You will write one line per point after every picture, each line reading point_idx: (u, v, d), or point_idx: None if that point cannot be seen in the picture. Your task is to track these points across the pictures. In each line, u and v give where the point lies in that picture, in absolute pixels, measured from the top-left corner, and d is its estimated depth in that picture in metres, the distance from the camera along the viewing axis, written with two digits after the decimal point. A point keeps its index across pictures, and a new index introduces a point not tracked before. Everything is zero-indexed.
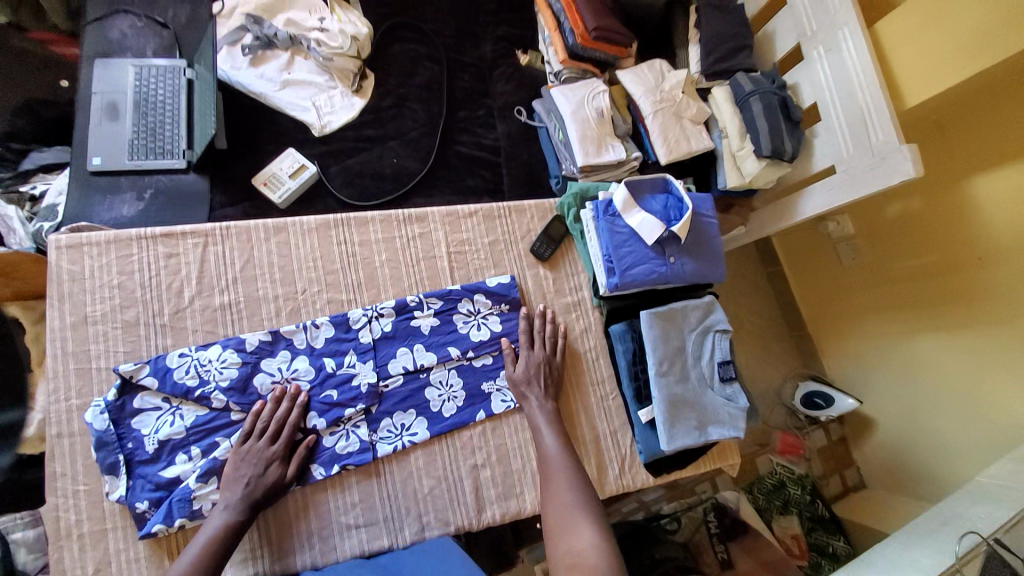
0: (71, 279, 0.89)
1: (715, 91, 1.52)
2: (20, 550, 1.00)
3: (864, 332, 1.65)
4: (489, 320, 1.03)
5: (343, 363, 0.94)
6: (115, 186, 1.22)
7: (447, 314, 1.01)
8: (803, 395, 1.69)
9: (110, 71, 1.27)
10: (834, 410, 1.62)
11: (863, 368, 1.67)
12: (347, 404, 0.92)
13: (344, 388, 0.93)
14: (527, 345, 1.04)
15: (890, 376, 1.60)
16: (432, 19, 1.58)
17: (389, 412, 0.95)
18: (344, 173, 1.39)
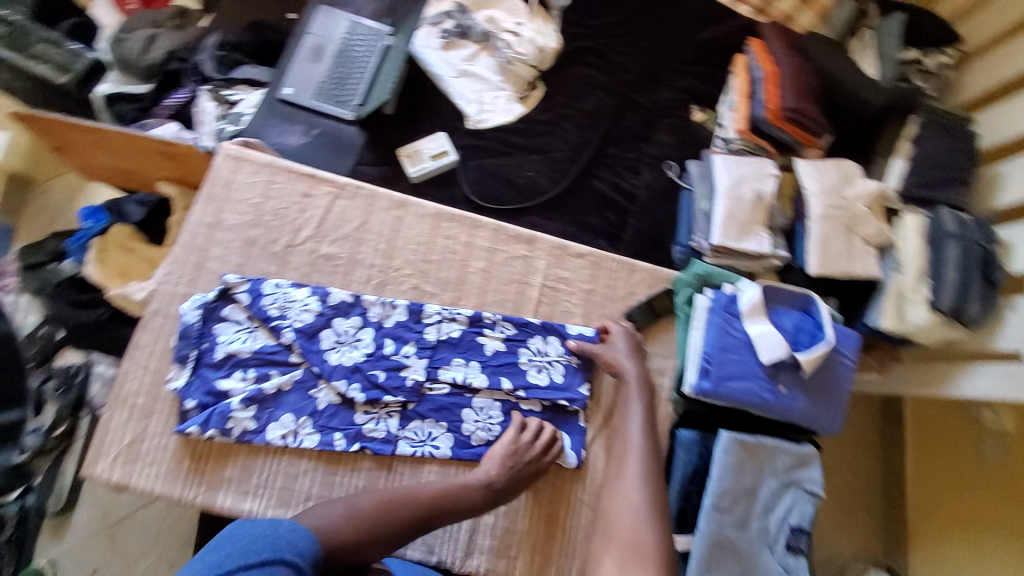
0: (223, 185, 0.99)
1: (905, 218, 1.32)
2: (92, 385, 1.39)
3: (981, 553, 1.30)
4: (554, 367, 0.96)
5: (401, 350, 0.94)
6: (293, 117, 1.38)
7: (515, 344, 0.97)
8: None
9: (329, 20, 1.46)
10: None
11: None
12: (387, 390, 0.92)
13: (392, 374, 0.92)
14: (582, 408, 0.96)
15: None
16: (623, 52, 1.55)
17: (422, 415, 0.93)
18: (479, 171, 1.41)
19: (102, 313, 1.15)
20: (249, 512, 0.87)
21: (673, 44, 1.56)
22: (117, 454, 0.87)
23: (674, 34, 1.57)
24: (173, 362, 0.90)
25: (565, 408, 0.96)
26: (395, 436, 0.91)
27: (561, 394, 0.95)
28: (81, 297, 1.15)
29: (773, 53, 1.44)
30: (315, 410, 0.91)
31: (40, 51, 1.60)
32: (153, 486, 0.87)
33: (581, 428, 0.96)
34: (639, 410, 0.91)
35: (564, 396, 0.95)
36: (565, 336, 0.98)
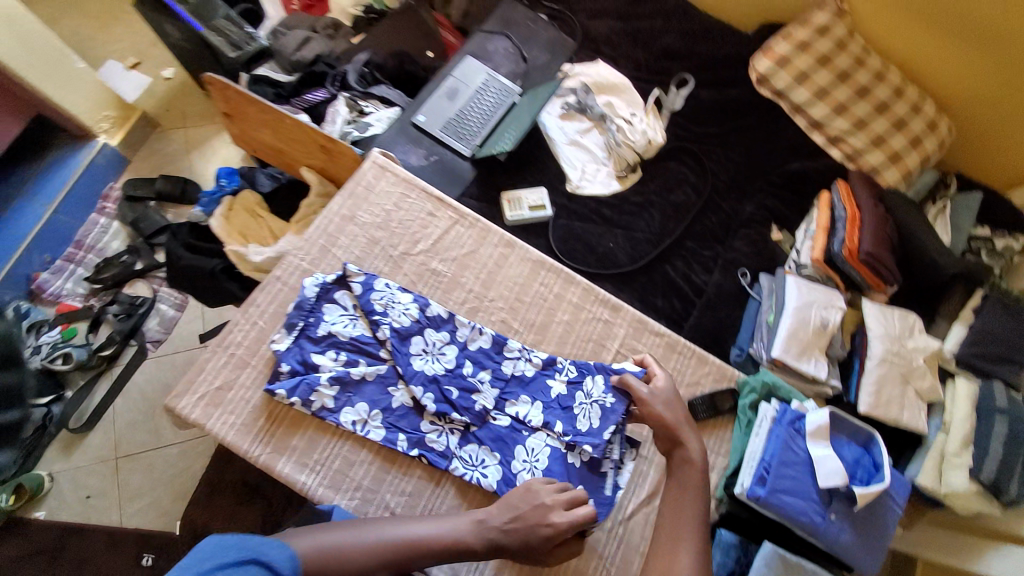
0: (364, 186, 1.11)
1: (959, 382, 1.35)
2: (154, 320, 1.85)
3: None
4: (591, 407, 0.98)
5: (477, 375, 1.00)
6: (418, 140, 1.55)
7: (574, 387, 1.00)
8: None
9: (470, 69, 1.66)
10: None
11: None
12: (456, 408, 0.97)
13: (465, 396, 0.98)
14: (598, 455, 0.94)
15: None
16: (717, 159, 1.66)
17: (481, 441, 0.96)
18: (566, 230, 1.50)
19: (215, 266, 1.19)
20: (302, 486, 0.91)
21: (766, 163, 1.66)
22: (204, 394, 0.93)
23: (768, 154, 1.67)
24: (282, 325, 0.98)
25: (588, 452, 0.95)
26: (452, 451, 0.95)
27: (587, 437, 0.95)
28: (197, 246, 1.24)
29: (858, 197, 1.52)
30: (386, 406, 0.96)
31: (221, 24, 1.80)
32: (226, 432, 0.92)
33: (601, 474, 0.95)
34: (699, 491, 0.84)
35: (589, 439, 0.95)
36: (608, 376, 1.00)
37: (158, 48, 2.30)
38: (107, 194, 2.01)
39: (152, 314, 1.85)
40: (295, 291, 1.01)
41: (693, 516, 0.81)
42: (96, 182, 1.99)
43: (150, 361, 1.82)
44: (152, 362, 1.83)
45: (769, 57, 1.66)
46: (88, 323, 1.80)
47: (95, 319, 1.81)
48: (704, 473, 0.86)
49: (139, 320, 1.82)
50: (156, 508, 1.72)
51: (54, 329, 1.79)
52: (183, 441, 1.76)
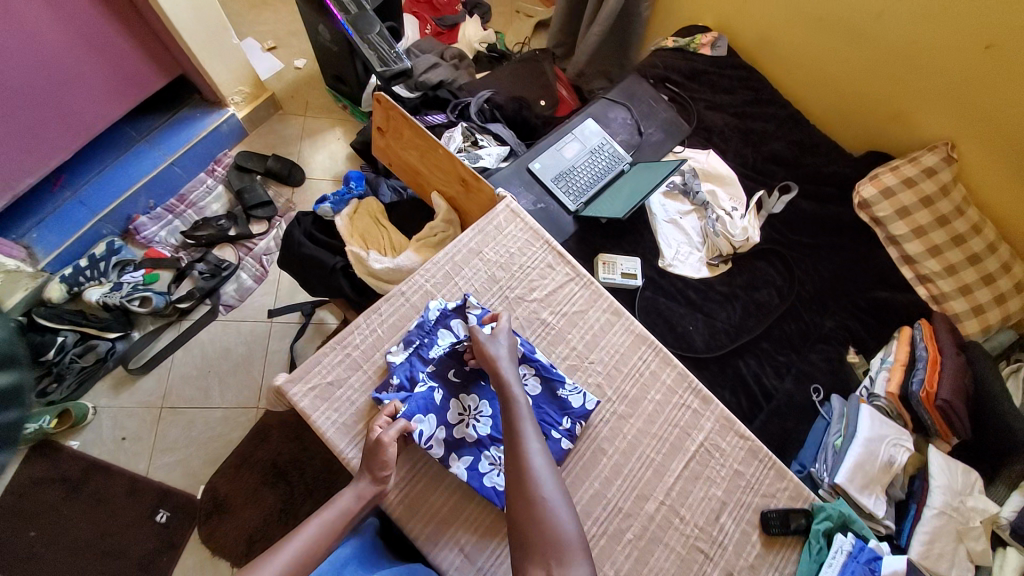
0: (495, 226, 1.17)
1: (1011, 551, 1.30)
2: (233, 286, 1.94)
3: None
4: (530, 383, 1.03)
5: (548, 421, 1.00)
6: (529, 186, 1.63)
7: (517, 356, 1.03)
8: None
9: (589, 130, 1.75)
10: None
11: None
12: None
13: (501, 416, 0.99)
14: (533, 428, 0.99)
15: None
16: (805, 269, 1.69)
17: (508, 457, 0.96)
18: (650, 303, 1.55)
19: (336, 263, 1.26)
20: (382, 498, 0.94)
21: (851, 285, 1.69)
22: (314, 387, 0.98)
23: (855, 277, 1.70)
24: (400, 339, 1.04)
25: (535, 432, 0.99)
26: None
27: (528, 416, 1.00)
28: (320, 239, 1.33)
29: (942, 341, 1.52)
30: (450, 424, 0.97)
31: (375, 40, 1.93)
32: (326, 429, 0.96)
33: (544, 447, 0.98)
34: (531, 424, 0.86)
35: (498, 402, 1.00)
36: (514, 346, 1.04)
37: (298, 39, 2.49)
38: (220, 159, 2.15)
39: (232, 279, 1.95)
40: (417, 309, 1.08)
41: (526, 450, 0.83)
42: (214, 146, 2.12)
43: (219, 322, 1.90)
44: (220, 323, 1.91)
45: (874, 185, 1.70)
46: (174, 274, 1.89)
47: (180, 272, 1.89)
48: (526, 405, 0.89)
49: (221, 283, 1.92)
50: (183, 467, 1.71)
51: (138, 271, 1.85)
52: (226, 408, 1.79)
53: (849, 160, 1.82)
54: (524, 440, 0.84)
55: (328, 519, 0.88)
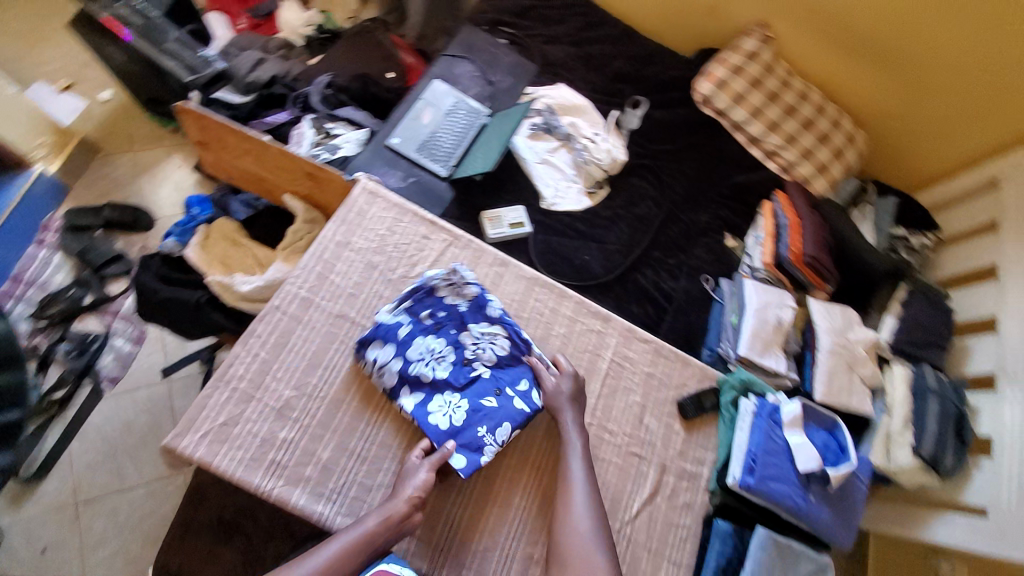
0: (356, 212, 1.12)
1: (895, 367, 1.52)
2: (108, 356, 1.71)
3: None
4: (494, 347, 1.04)
5: (506, 376, 1.03)
6: (394, 163, 1.56)
7: (467, 316, 1.06)
8: None
9: (440, 91, 1.69)
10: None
11: None
12: (497, 426, 0.97)
13: (460, 369, 1.01)
14: (495, 382, 1.01)
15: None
16: (673, 175, 1.80)
17: (456, 403, 0.98)
18: (544, 245, 1.59)
19: (199, 298, 1.13)
20: (319, 516, 0.90)
21: (716, 177, 1.82)
22: (207, 432, 0.91)
23: (717, 168, 1.83)
24: (288, 356, 0.98)
25: (488, 384, 1.01)
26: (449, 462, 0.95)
27: (492, 376, 1.02)
28: (171, 276, 1.18)
29: (796, 206, 1.70)
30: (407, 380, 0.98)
31: (173, 49, 1.78)
32: (234, 471, 0.90)
33: (486, 387, 1.00)
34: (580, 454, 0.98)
35: (456, 362, 1.02)
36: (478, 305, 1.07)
37: (94, 70, 2.12)
38: (48, 224, 1.86)
39: (105, 350, 1.72)
40: (296, 321, 1.01)
41: (572, 483, 0.95)
42: (33, 213, 1.83)
43: (108, 400, 1.68)
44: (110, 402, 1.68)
45: (710, 81, 1.82)
46: (37, 363, 1.67)
47: (43, 358, 1.67)
48: (575, 430, 1.01)
49: (93, 358, 1.69)
50: (122, 553, 1.54)
51: None
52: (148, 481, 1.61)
53: (684, 63, 1.92)
54: (570, 467, 0.97)
55: (349, 540, 0.83)
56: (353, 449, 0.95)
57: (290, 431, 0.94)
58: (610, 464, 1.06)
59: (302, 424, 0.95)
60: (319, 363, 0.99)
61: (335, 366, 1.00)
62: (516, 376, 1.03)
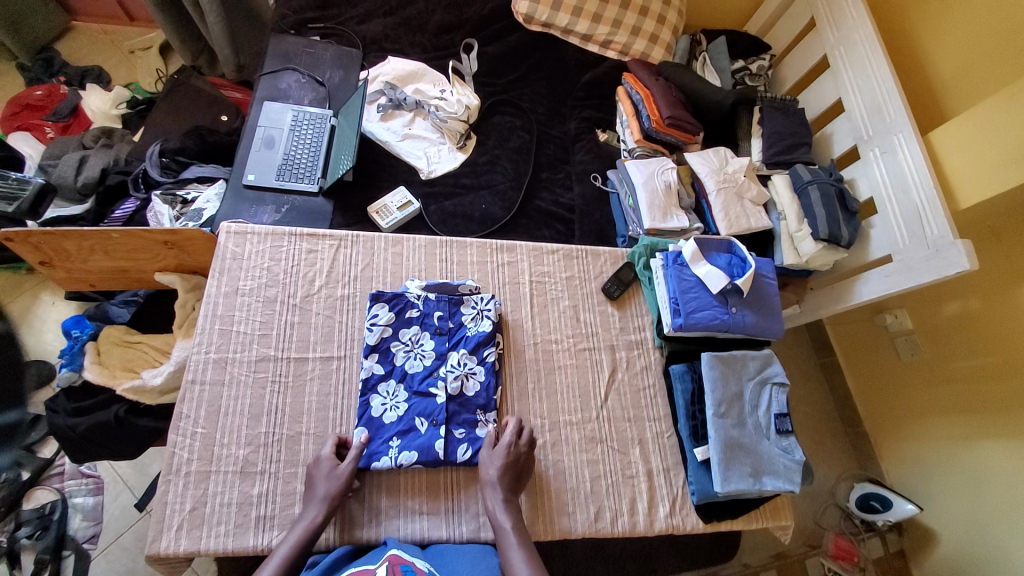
0: (232, 257, 1.10)
1: (775, 178, 1.66)
2: (77, 516, 1.48)
3: (919, 434, 1.72)
4: (473, 374, 1.08)
5: (492, 383, 1.08)
6: (261, 199, 1.50)
7: (457, 314, 1.12)
8: (859, 496, 1.72)
9: (274, 111, 1.62)
10: (891, 515, 1.64)
11: (920, 470, 1.72)
12: (476, 422, 1.05)
13: (427, 373, 1.06)
14: (470, 391, 1.06)
15: (947, 486, 1.63)
16: (530, 98, 1.84)
17: (427, 412, 1.03)
18: (440, 212, 1.59)
19: (116, 413, 1.12)
20: (325, 540, 0.94)
21: (568, 85, 1.89)
22: (180, 523, 0.91)
23: (567, 77, 1.90)
24: (224, 421, 0.98)
25: (463, 399, 1.06)
26: (422, 445, 1.00)
27: (476, 404, 1.06)
28: (81, 405, 1.14)
29: (643, 78, 1.77)
30: (399, 369, 1.06)
31: None
32: (224, 544, 0.91)
33: (465, 403, 1.06)
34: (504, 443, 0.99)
35: (441, 364, 1.07)
36: (464, 304, 1.13)
37: None
38: None
39: (70, 513, 1.48)
40: (218, 385, 1.00)
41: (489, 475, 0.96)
42: None
43: (99, 562, 1.45)
44: (103, 564, 1.45)
45: None
46: (4, 562, 1.40)
47: (8, 552, 1.39)
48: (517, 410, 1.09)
49: (62, 524, 1.45)
50: None
51: None
52: None
53: None
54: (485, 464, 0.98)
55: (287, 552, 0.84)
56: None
57: (261, 485, 0.95)
58: (565, 366, 1.14)
59: (271, 472, 0.96)
60: (260, 413, 1.00)
61: (277, 409, 1.01)
62: (490, 387, 1.07)
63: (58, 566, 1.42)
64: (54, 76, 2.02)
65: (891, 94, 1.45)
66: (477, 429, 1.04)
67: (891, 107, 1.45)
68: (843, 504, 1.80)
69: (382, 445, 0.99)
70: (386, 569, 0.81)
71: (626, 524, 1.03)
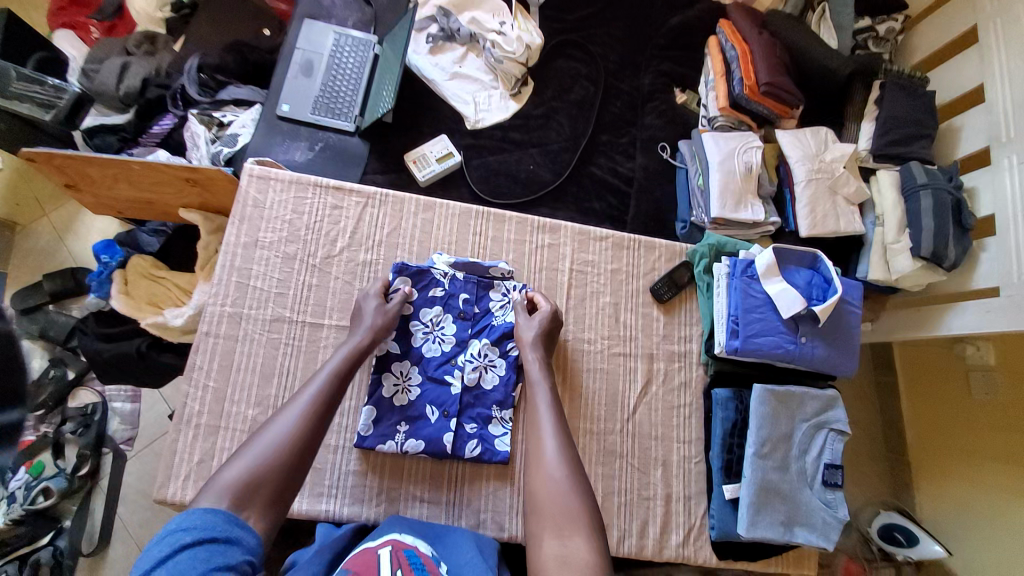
0: (253, 205, 1.02)
1: (881, 175, 1.40)
2: (115, 419, 1.47)
3: (969, 477, 1.51)
4: (495, 364, 1.00)
5: (513, 377, 1.00)
6: (294, 133, 1.39)
7: (485, 300, 1.02)
8: (881, 524, 1.54)
9: (314, 32, 1.46)
10: (915, 552, 1.47)
11: (961, 516, 1.52)
12: (492, 415, 0.99)
13: (448, 356, 0.99)
14: (491, 382, 1.00)
15: (986, 536, 1.44)
16: (602, 42, 1.58)
17: (443, 398, 0.97)
18: (483, 169, 1.44)
19: (139, 346, 1.12)
20: (326, 512, 0.93)
21: (650, 29, 1.61)
22: (188, 473, 0.91)
23: (650, 20, 1.62)
24: (235, 379, 0.95)
25: (482, 389, 0.99)
26: (431, 432, 0.95)
27: (493, 398, 0.99)
28: (109, 332, 1.14)
29: (744, 31, 1.47)
30: (418, 345, 0.99)
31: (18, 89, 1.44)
32: None
33: (482, 394, 0.99)
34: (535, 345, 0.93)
35: (461, 349, 1.00)
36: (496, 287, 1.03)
37: None
38: None
39: (109, 415, 1.47)
40: (231, 341, 0.96)
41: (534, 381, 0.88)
42: None
43: (134, 461, 1.45)
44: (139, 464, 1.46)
45: None
46: (49, 451, 1.40)
47: (55, 443, 1.40)
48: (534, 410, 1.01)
49: (101, 425, 1.44)
50: None
51: (15, 472, 1.36)
52: None
53: None
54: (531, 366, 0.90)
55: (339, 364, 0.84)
56: (335, 444, 0.96)
57: None
58: (594, 369, 1.03)
59: None
60: (272, 376, 0.96)
61: (288, 373, 0.96)
62: (511, 380, 1.00)
63: (98, 463, 1.43)
64: None
65: None
66: (491, 423, 0.98)
67: None
68: (864, 528, 1.62)
69: (391, 426, 0.95)
70: (390, 555, 0.72)
71: (633, 547, 0.96)
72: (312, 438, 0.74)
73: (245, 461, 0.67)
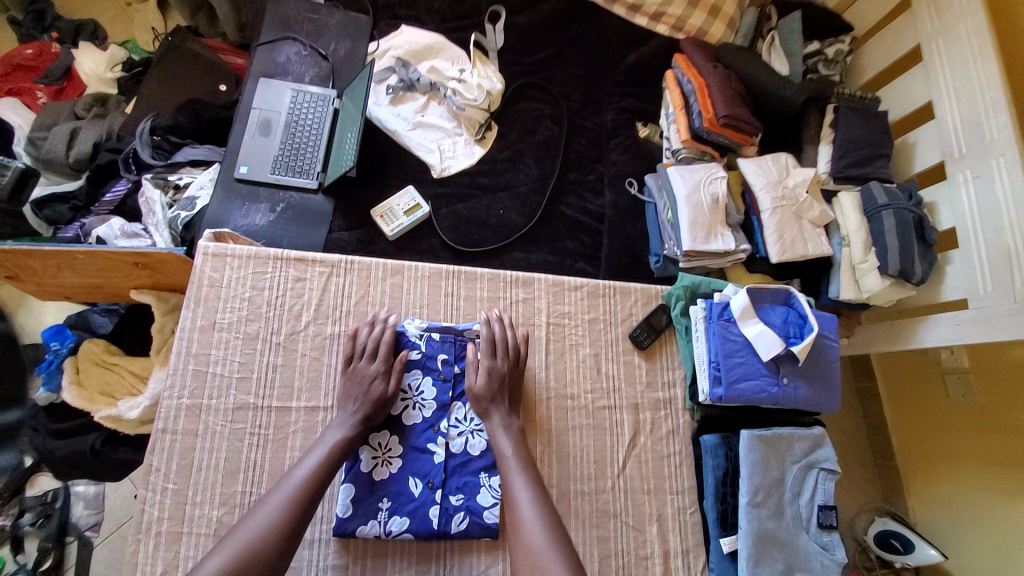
0: (209, 285, 0.98)
1: (842, 197, 1.43)
2: (78, 504, 1.34)
3: (953, 478, 1.53)
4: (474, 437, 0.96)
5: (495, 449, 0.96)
6: (254, 196, 1.35)
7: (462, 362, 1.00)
8: (878, 532, 1.55)
9: (271, 90, 1.44)
10: (912, 559, 1.47)
11: (948, 520, 1.53)
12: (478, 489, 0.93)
13: (428, 428, 0.95)
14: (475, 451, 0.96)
15: (975, 540, 1.45)
16: (562, 82, 1.60)
17: (427, 473, 0.93)
18: (452, 217, 1.42)
19: (92, 444, 1.07)
20: None
21: (607, 68, 1.63)
22: None
23: (607, 58, 1.64)
24: (199, 477, 0.88)
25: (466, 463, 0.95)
26: (416, 507, 0.90)
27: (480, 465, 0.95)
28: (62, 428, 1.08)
29: (698, 64, 1.50)
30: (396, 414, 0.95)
31: None
32: None
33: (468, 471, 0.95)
34: (497, 412, 0.91)
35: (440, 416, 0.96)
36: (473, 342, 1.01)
37: None
38: None
39: (72, 501, 1.35)
40: (192, 436, 0.90)
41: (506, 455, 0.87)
42: None
43: (102, 550, 1.32)
44: (107, 551, 1.33)
45: None
46: (8, 546, 1.28)
47: (13, 538, 1.28)
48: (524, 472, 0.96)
49: (64, 513, 1.32)
50: None
51: None
52: None
53: None
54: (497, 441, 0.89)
55: None
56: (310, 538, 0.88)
57: None
58: (578, 425, 1.00)
59: None
60: (237, 469, 0.90)
61: (256, 464, 0.90)
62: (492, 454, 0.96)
63: (61, 554, 1.29)
64: (45, 32, 1.84)
65: (997, 107, 1.18)
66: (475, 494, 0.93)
67: (995, 122, 1.18)
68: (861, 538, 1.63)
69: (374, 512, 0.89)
70: None
71: None
72: (299, 521, 0.77)
73: (238, 546, 0.72)
